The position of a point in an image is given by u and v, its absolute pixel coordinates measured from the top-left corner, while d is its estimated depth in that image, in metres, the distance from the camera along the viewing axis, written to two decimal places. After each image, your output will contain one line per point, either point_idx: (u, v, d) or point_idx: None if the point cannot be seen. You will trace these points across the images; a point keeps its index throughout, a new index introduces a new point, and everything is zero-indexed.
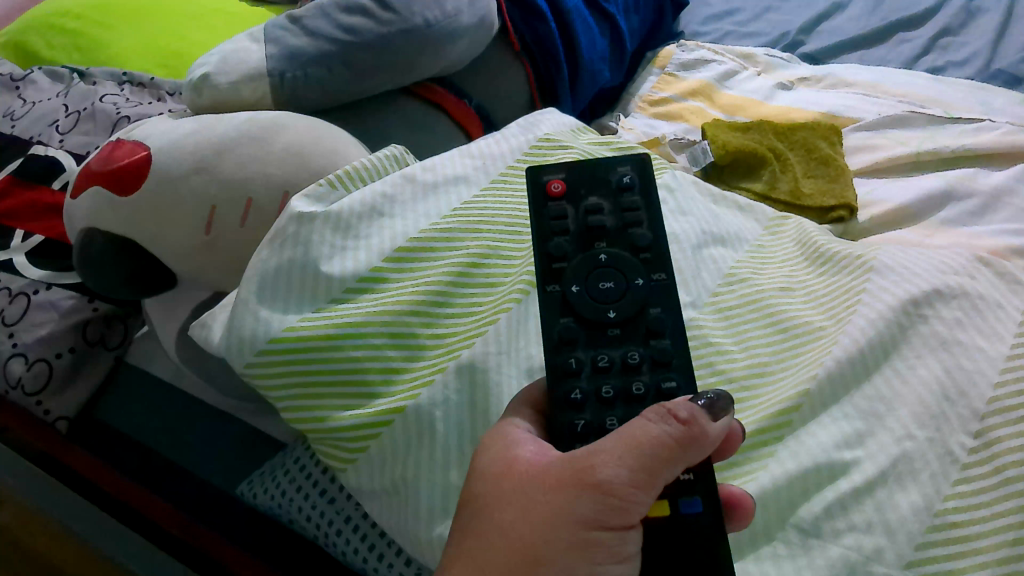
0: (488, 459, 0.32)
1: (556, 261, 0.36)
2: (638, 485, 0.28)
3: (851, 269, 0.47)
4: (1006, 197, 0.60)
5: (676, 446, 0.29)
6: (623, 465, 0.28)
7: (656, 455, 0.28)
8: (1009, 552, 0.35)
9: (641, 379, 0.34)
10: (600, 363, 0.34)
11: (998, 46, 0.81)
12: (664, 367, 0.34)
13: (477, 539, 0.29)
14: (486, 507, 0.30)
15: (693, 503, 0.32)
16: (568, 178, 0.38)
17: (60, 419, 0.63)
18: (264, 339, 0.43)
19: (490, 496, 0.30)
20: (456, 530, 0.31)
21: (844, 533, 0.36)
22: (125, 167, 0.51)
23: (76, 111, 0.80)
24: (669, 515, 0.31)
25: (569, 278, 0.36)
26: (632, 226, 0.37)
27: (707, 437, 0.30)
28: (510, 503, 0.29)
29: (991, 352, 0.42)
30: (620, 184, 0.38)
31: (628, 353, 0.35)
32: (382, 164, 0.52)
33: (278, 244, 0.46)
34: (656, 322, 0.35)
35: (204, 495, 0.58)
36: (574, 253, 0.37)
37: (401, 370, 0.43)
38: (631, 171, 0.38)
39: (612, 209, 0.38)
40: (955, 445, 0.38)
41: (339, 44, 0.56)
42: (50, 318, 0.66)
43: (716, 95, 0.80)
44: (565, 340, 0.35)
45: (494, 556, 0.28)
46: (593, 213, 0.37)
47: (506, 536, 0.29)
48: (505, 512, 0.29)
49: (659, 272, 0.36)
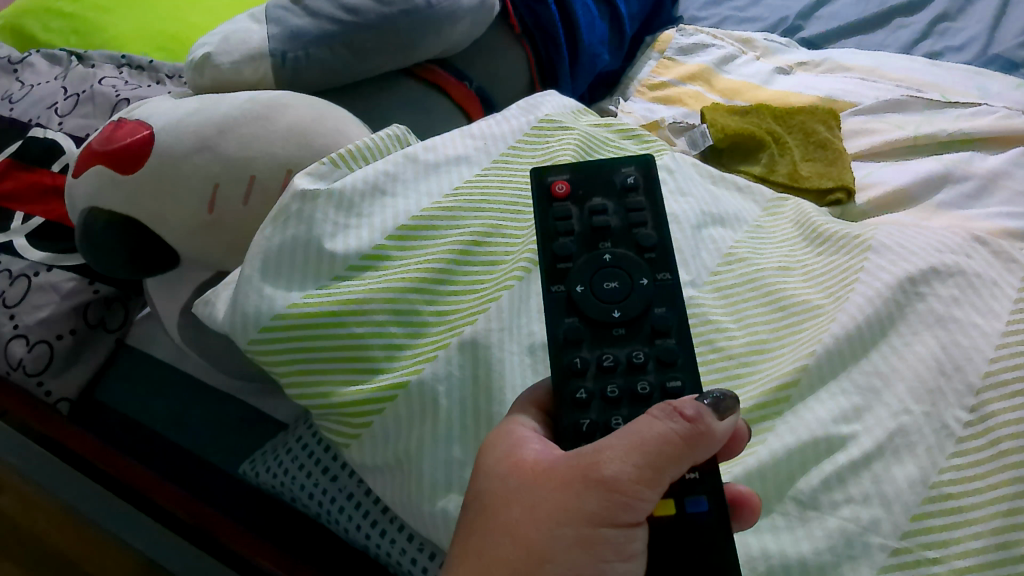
0: (494, 457, 0.32)
1: (561, 261, 0.37)
2: (644, 482, 0.28)
3: (848, 249, 0.48)
4: (1002, 180, 0.61)
5: (681, 443, 0.29)
6: (628, 462, 0.28)
7: (662, 451, 0.29)
8: (1004, 522, 0.36)
9: (647, 377, 0.34)
10: (606, 363, 0.35)
11: (995, 31, 0.81)
12: (670, 366, 0.34)
13: (484, 536, 0.30)
14: (490, 505, 0.30)
15: (698, 502, 0.32)
16: (572, 178, 0.39)
17: (61, 400, 0.64)
18: (268, 316, 0.43)
19: (496, 494, 0.31)
20: (464, 527, 0.31)
21: (841, 505, 0.37)
22: (126, 146, 0.51)
23: (75, 93, 0.80)
24: (675, 514, 0.32)
25: (574, 279, 0.36)
26: (638, 227, 0.37)
27: (713, 434, 0.30)
28: (516, 500, 0.30)
29: (985, 328, 0.42)
30: (625, 184, 0.39)
31: (634, 353, 0.35)
32: (383, 145, 0.52)
33: (281, 222, 0.46)
34: (661, 321, 0.35)
35: (205, 474, 0.59)
36: (579, 253, 0.37)
37: (404, 346, 0.43)
38: (634, 172, 0.39)
39: (617, 209, 0.38)
40: (951, 420, 0.39)
41: (341, 24, 0.56)
42: (51, 300, 0.66)
43: (715, 79, 0.80)
44: (570, 340, 0.35)
45: (501, 553, 0.29)
46: (598, 213, 0.38)
47: (512, 531, 0.29)
48: (512, 509, 0.30)
49: (664, 272, 0.36)
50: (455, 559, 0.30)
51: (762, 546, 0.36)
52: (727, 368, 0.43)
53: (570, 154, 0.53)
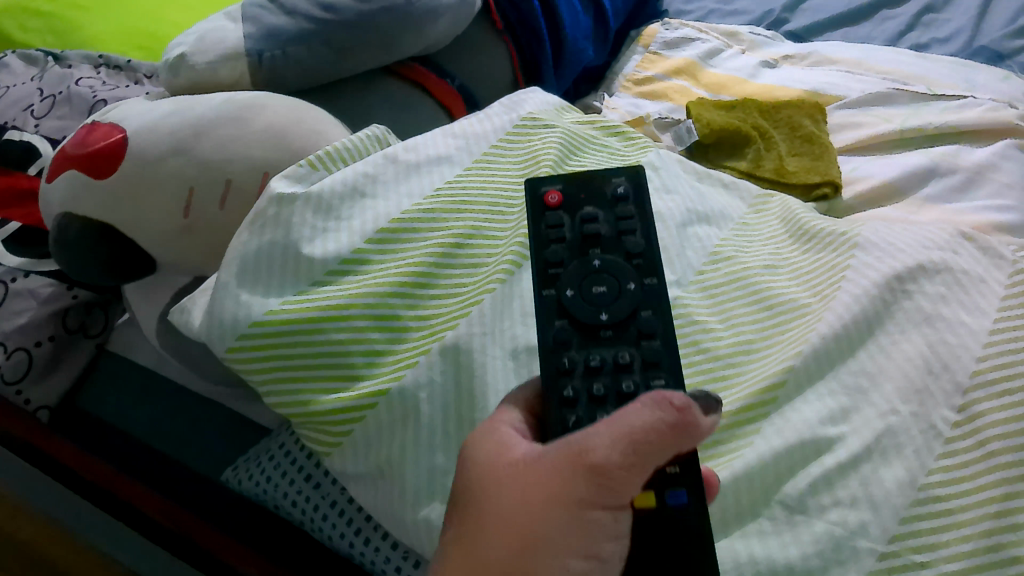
0: (481, 448, 0.31)
1: (551, 266, 0.36)
2: (631, 469, 0.28)
3: (835, 244, 0.47)
4: (989, 173, 0.61)
5: (669, 432, 0.28)
6: (615, 449, 0.28)
7: (648, 441, 0.28)
8: (992, 524, 0.36)
9: (633, 378, 0.34)
10: (593, 364, 0.34)
11: (980, 22, 0.81)
12: (654, 367, 0.34)
13: (472, 525, 0.29)
14: (478, 494, 0.30)
15: (679, 494, 0.31)
16: (563, 187, 0.38)
17: (40, 409, 0.63)
18: (245, 324, 0.42)
19: (483, 482, 0.30)
20: (452, 516, 0.30)
21: (829, 509, 0.36)
22: (101, 150, 0.50)
23: (52, 95, 0.78)
24: (656, 506, 0.31)
25: (563, 283, 0.35)
26: (627, 234, 0.37)
27: (700, 426, 0.29)
28: (505, 486, 0.29)
29: (973, 326, 0.42)
30: (615, 194, 0.38)
31: (620, 354, 0.34)
32: (363, 146, 0.51)
33: (258, 226, 0.45)
34: (648, 324, 0.35)
35: (186, 481, 0.58)
36: (570, 258, 0.36)
37: (384, 352, 0.42)
38: (625, 181, 0.38)
39: (607, 217, 0.37)
40: (939, 420, 0.38)
41: (317, 22, 0.55)
42: (29, 306, 0.64)
43: (701, 73, 0.79)
44: (559, 342, 0.35)
45: (491, 539, 0.28)
46: (588, 221, 0.37)
47: (499, 521, 0.28)
48: (501, 494, 0.29)
49: (652, 276, 0.36)
50: (442, 548, 0.30)
51: (748, 552, 0.36)
52: (712, 370, 0.42)
53: (553, 151, 0.52)
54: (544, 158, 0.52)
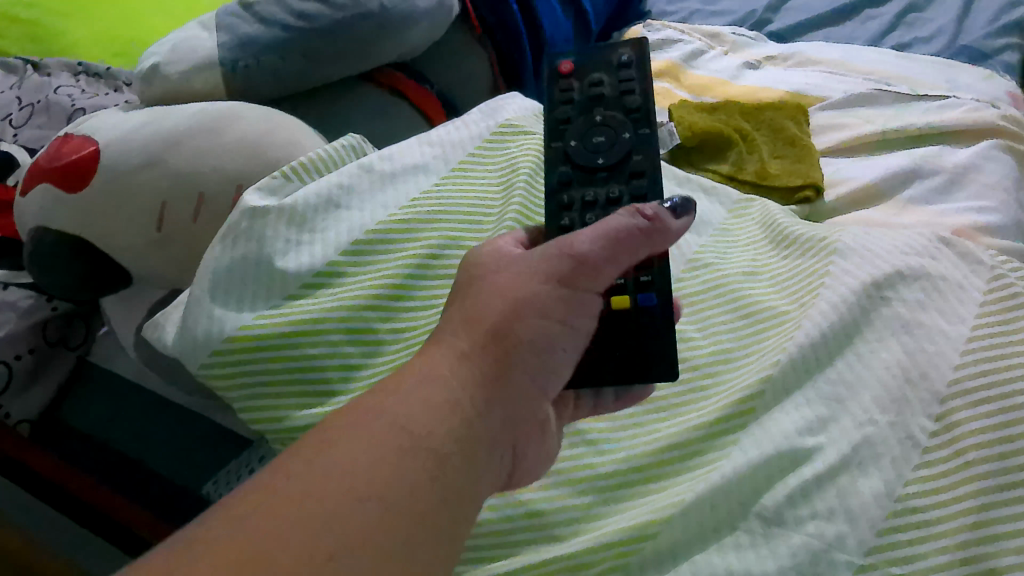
0: (479, 251, 0.35)
1: (561, 122, 0.41)
2: (607, 258, 0.33)
3: (814, 251, 0.47)
4: (971, 174, 0.61)
5: (639, 235, 0.34)
6: (596, 242, 0.33)
7: (623, 237, 0.34)
8: (967, 537, 0.35)
9: (623, 208, 0.37)
10: (587, 199, 0.38)
11: (962, 22, 0.81)
12: (642, 199, 0.37)
13: (470, 305, 0.32)
14: (473, 283, 0.33)
15: (648, 297, 0.36)
16: (575, 59, 0.43)
17: (21, 422, 0.62)
18: (217, 340, 0.42)
19: (478, 273, 0.34)
20: (449, 305, 0.33)
21: (806, 521, 0.36)
22: (74, 163, 0.49)
23: (30, 104, 0.77)
24: (628, 308, 0.36)
25: (569, 135, 0.40)
26: (628, 94, 0.41)
27: (670, 229, 0.35)
28: (498, 274, 0.33)
29: (951, 333, 0.42)
30: (620, 62, 0.42)
31: (612, 191, 0.38)
32: (339, 155, 0.50)
33: (230, 241, 0.45)
34: (638, 165, 0.38)
35: (166, 494, 0.57)
36: (576, 116, 0.41)
37: (359, 366, 0.42)
38: (630, 52, 0.43)
39: (612, 81, 0.42)
40: (917, 429, 0.38)
41: (292, 30, 0.54)
42: (9, 318, 0.63)
43: (684, 75, 0.78)
44: (562, 182, 0.39)
45: (491, 309, 0.32)
46: (596, 85, 0.41)
47: (497, 296, 0.32)
48: (494, 281, 0.33)
49: (648, 128, 0.40)
50: (438, 326, 0.32)
51: (725, 564, 0.35)
52: (690, 380, 0.43)
53: (531, 159, 0.52)
54: (522, 166, 0.51)
